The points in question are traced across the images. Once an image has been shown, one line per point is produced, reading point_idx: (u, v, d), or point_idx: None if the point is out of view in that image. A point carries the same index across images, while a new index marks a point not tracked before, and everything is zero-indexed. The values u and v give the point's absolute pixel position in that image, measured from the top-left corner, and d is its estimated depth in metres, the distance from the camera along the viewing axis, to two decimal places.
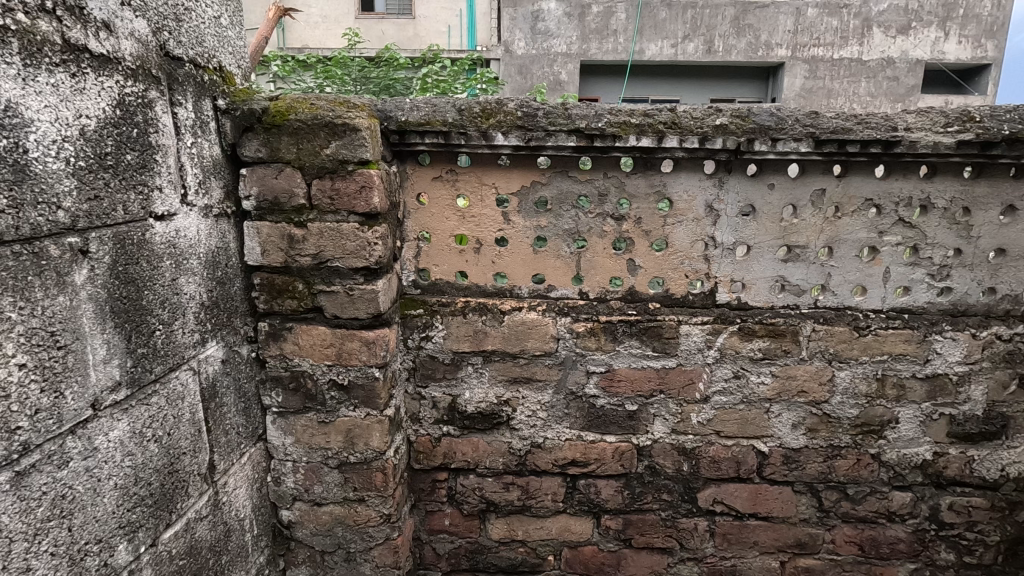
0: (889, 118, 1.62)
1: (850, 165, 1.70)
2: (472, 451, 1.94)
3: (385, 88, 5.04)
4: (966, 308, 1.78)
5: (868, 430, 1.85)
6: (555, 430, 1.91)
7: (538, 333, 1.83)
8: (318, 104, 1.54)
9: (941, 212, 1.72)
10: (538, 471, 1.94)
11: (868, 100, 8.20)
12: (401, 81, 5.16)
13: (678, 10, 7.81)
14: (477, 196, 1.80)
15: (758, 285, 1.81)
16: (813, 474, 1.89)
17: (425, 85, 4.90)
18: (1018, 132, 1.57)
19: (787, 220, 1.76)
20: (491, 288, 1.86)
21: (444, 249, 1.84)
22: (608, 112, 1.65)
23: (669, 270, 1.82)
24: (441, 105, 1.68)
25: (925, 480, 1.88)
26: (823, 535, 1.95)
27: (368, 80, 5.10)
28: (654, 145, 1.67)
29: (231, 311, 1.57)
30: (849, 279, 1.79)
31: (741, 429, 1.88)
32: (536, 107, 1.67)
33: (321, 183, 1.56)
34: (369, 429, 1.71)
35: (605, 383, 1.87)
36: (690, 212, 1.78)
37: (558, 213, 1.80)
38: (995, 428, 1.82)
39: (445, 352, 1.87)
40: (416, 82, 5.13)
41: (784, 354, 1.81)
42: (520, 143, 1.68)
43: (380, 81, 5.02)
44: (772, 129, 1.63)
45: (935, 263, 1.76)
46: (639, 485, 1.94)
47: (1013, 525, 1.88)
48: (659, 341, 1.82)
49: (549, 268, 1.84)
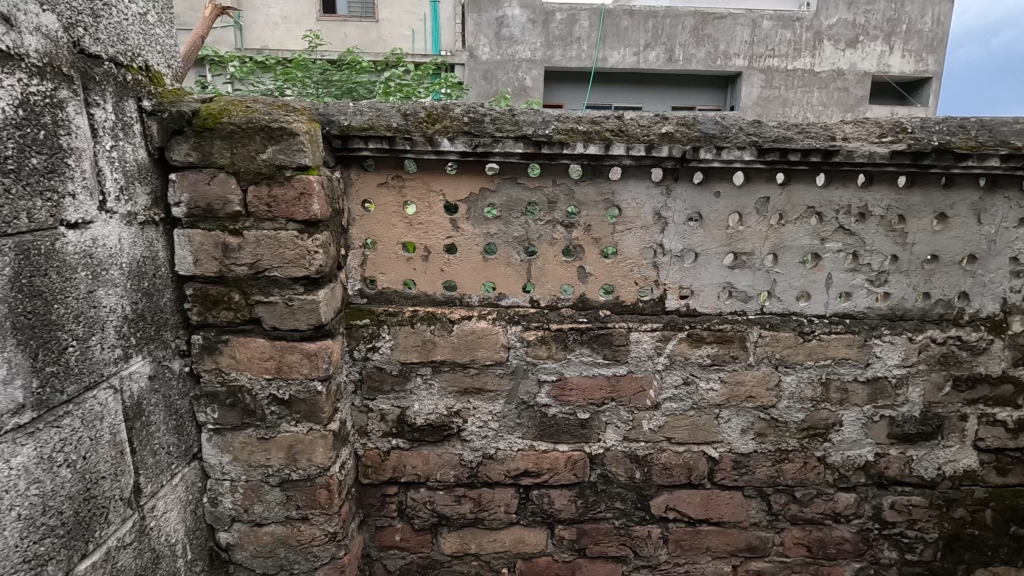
0: (828, 128, 1.66)
1: (793, 173, 1.73)
2: (422, 464, 1.89)
3: (347, 91, 4.93)
4: (903, 313, 1.83)
5: (814, 434, 1.88)
6: (507, 440, 1.88)
7: (487, 343, 1.80)
8: (253, 106, 1.48)
9: (878, 220, 1.77)
10: (491, 482, 1.91)
11: (820, 109, 8.51)
12: (364, 84, 5.07)
13: (640, 19, 7.96)
14: (425, 203, 1.76)
15: (705, 291, 1.82)
16: (762, 479, 1.91)
17: (390, 89, 4.88)
18: (946, 143, 1.63)
19: (732, 227, 1.78)
20: (441, 297, 1.82)
21: (391, 257, 1.80)
22: (556, 119, 1.64)
23: (619, 277, 1.82)
24: (386, 109, 1.64)
25: (869, 481, 1.92)
26: (773, 538, 1.97)
27: (329, 82, 4.95)
28: (602, 153, 1.66)
29: (160, 324, 1.48)
30: (794, 285, 1.82)
31: (691, 436, 1.88)
32: (483, 113, 1.65)
33: (257, 190, 1.49)
34: (312, 445, 1.65)
35: (557, 392, 1.85)
36: (638, 219, 1.78)
37: (507, 220, 1.78)
38: (931, 428, 1.88)
39: (394, 364, 1.82)
40: (378, 85, 5.01)
41: (732, 360, 1.83)
42: (467, 148, 1.65)
43: (342, 83, 4.86)
44: (716, 137, 1.64)
45: (874, 269, 1.81)
46: (591, 495, 1.93)
47: (951, 521, 1.94)
48: (609, 348, 1.82)
49: (500, 276, 1.81)
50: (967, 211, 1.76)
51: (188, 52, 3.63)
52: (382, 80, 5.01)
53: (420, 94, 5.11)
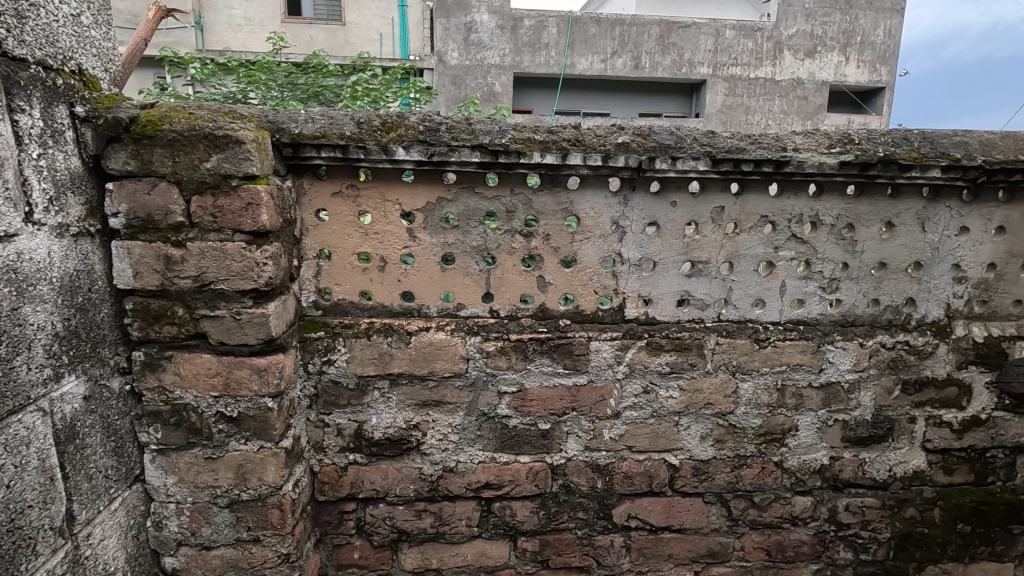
0: (779, 139, 1.69)
1: (746, 183, 1.76)
2: (381, 479, 1.84)
3: (313, 95, 4.82)
4: (854, 319, 1.88)
5: (771, 439, 1.91)
6: (468, 453, 1.85)
7: (446, 354, 1.77)
8: (197, 113, 1.43)
9: (828, 229, 1.81)
10: (452, 496, 1.88)
11: (781, 117, 8.76)
12: (331, 88, 4.95)
13: (607, 27, 8.06)
14: (381, 213, 1.72)
15: (664, 299, 1.83)
16: (721, 485, 1.93)
17: (355, 91, 4.77)
18: (892, 154, 1.68)
19: (689, 236, 1.80)
20: (398, 308, 1.79)
21: (347, 267, 1.75)
22: (512, 128, 1.63)
23: (579, 286, 1.81)
24: (338, 117, 1.60)
25: (824, 484, 1.96)
26: (733, 543, 1.99)
27: (294, 86, 4.79)
28: (559, 163, 1.65)
29: (97, 341, 1.41)
30: (749, 292, 1.85)
31: (652, 444, 1.89)
32: (439, 121, 1.63)
33: (202, 200, 1.43)
34: (263, 463, 1.59)
35: (517, 403, 1.83)
36: (597, 229, 1.78)
37: (465, 230, 1.76)
38: (882, 431, 1.93)
39: (350, 377, 1.77)
40: (345, 88, 4.87)
41: (690, 368, 1.85)
42: (422, 157, 1.62)
43: (307, 87, 4.76)
44: (671, 148, 1.66)
45: (826, 276, 1.85)
46: (554, 505, 1.92)
47: (902, 521, 1.99)
48: (569, 358, 1.81)
49: (458, 286, 1.79)
50: (912, 219, 1.82)
51: (126, 52, 3.43)
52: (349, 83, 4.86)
53: (388, 98, 4.98)
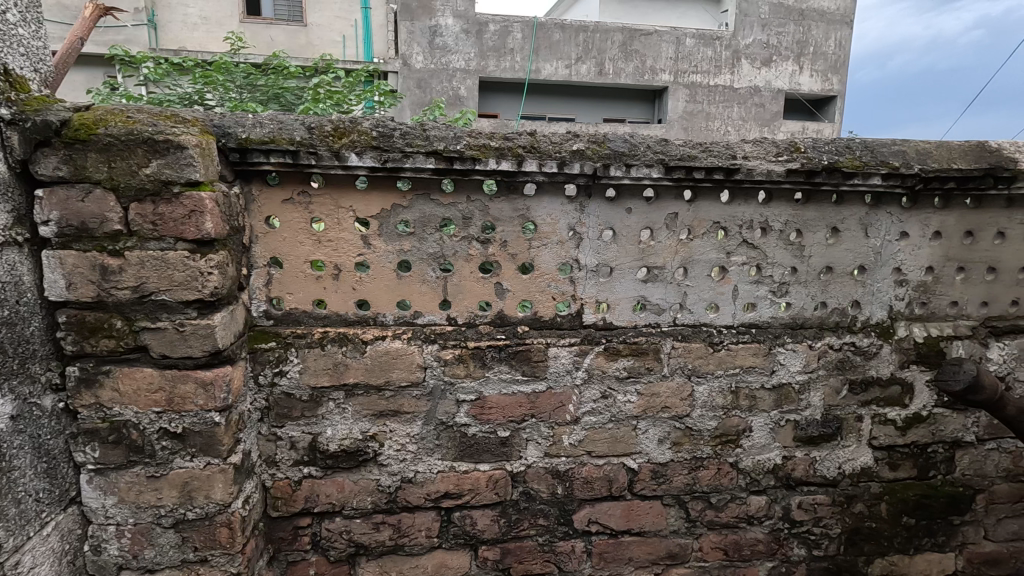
0: (729, 147, 1.73)
1: (699, 191, 1.80)
2: (337, 492, 1.80)
3: (273, 97, 4.70)
4: (803, 322, 1.94)
5: (726, 440, 1.95)
6: (426, 462, 1.83)
7: (403, 363, 1.75)
8: (136, 117, 1.37)
9: (778, 234, 1.86)
10: (410, 507, 1.85)
11: (740, 123, 9.01)
12: (292, 91, 4.78)
13: (571, 33, 8.17)
14: (334, 220, 1.69)
15: (621, 305, 1.85)
16: (679, 487, 1.96)
17: (317, 94, 4.54)
18: (836, 162, 1.74)
19: (644, 242, 1.82)
20: (353, 316, 1.75)
21: (299, 275, 1.71)
22: (467, 135, 1.63)
23: (537, 293, 1.81)
24: (288, 122, 1.56)
25: (778, 483, 2.01)
26: (692, 544, 2.01)
27: (254, 87, 4.65)
28: (514, 169, 1.65)
29: (26, 357, 1.33)
30: (704, 297, 1.88)
31: (611, 448, 1.90)
32: (393, 127, 1.61)
33: (141, 207, 1.37)
34: (210, 480, 1.52)
35: (476, 411, 1.82)
36: (554, 235, 1.78)
37: (421, 237, 1.73)
38: (831, 430, 1.99)
39: (303, 389, 1.73)
40: (307, 91, 4.67)
41: (647, 372, 1.87)
42: (376, 164, 1.59)
43: (268, 89, 4.67)
44: (625, 155, 1.68)
45: (776, 280, 1.90)
46: (514, 513, 1.91)
47: (851, 517, 2.06)
48: (528, 365, 1.81)
49: (415, 293, 1.77)
50: (856, 225, 1.89)
51: (59, 51, 3.22)
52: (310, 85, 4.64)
53: (352, 102, 4.77)
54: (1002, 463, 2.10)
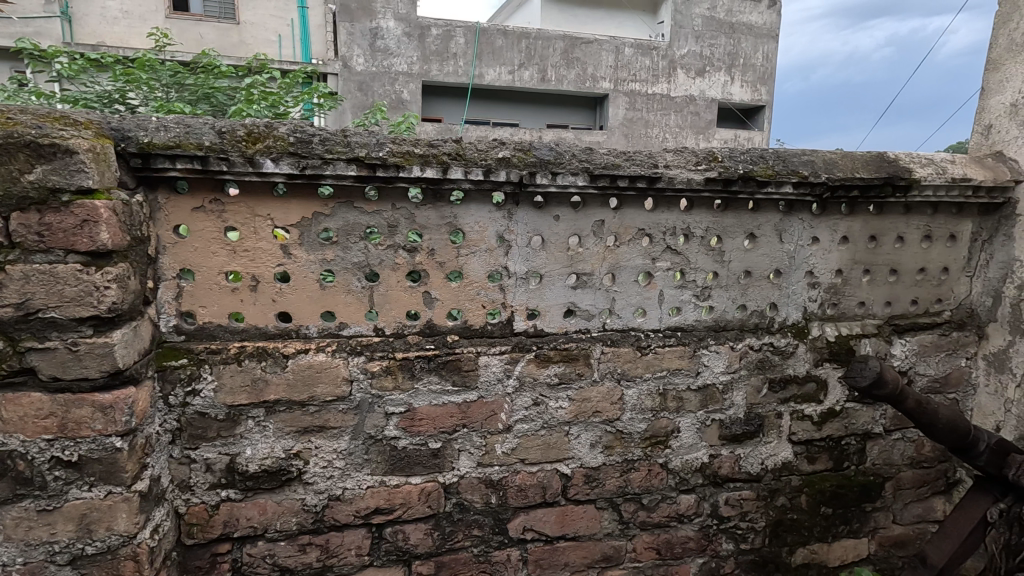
0: (651, 156, 1.78)
1: (624, 199, 1.83)
2: (258, 515, 1.71)
3: (204, 96, 4.28)
4: (725, 324, 2.01)
5: (656, 442, 1.99)
6: (355, 479, 1.77)
7: (327, 377, 1.69)
8: (17, 118, 1.26)
9: (699, 240, 1.93)
10: (339, 525, 1.78)
11: (677, 130, 9.33)
12: (224, 91, 4.36)
13: (514, 39, 8.20)
14: (250, 229, 1.61)
15: (551, 311, 1.86)
16: (612, 490, 1.98)
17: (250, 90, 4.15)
18: (750, 171, 1.81)
19: (573, 249, 1.84)
20: (273, 329, 1.68)
21: (213, 288, 1.62)
22: (390, 142, 1.59)
23: (466, 301, 1.79)
24: (197, 126, 1.48)
25: (705, 481, 2.07)
26: (626, 546, 2.04)
27: (183, 87, 4.28)
28: (439, 177, 1.63)
29: None
30: (631, 302, 1.92)
31: (544, 455, 1.90)
32: (311, 133, 1.55)
33: (24, 217, 1.26)
34: (112, 511, 1.41)
35: (406, 423, 1.78)
36: (482, 243, 1.77)
37: (345, 246, 1.68)
38: (753, 427, 2.07)
39: (218, 408, 1.63)
40: (240, 91, 4.25)
41: (578, 378, 1.88)
42: (293, 170, 1.53)
43: (197, 88, 4.27)
44: (551, 163, 1.69)
45: (699, 285, 1.96)
46: (448, 525, 1.87)
47: (774, 510, 2.15)
48: (458, 374, 1.79)
49: (340, 304, 1.71)
50: (771, 231, 1.98)
51: None
52: (243, 85, 4.22)
53: (287, 103, 4.41)
54: (907, 451, 2.25)
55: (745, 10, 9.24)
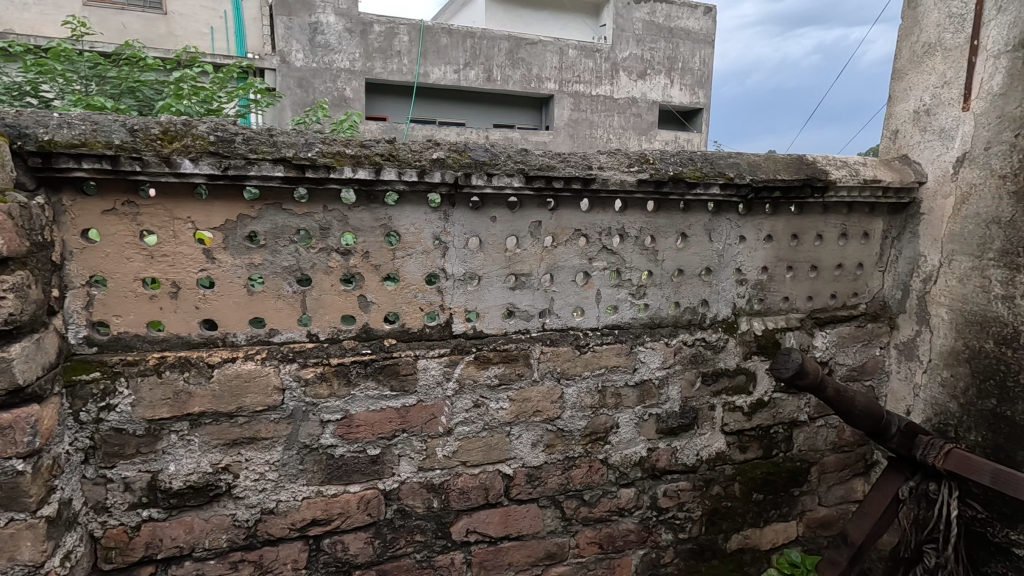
0: (585, 158, 1.81)
1: (560, 199, 1.85)
2: (184, 534, 1.62)
3: (127, 91, 3.98)
4: (660, 321, 2.07)
5: (596, 438, 2.03)
6: (289, 490, 1.71)
7: (257, 386, 1.62)
8: None
9: (634, 240, 1.97)
10: (273, 540, 1.72)
11: (621, 131, 9.53)
12: (151, 85, 4.03)
13: (459, 38, 8.18)
14: (169, 232, 1.52)
15: (489, 312, 1.86)
16: (554, 488, 2.00)
17: (179, 83, 3.92)
18: (680, 173, 1.88)
19: (510, 250, 1.84)
20: (197, 338, 1.60)
21: (128, 295, 1.52)
22: (320, 142, 1.54)
23: (403, 304, 1.77)
24: (105, 124, 1.38)
25: (644, 474, 2.12)
26: (569, 542, 2.06)
27: (104, 79, 3.97)
28: (372, 178, 1.59)
29: None
30: (569, 302, 1.95)
31: (486, 456, 1.90)
32: (234, 132, 1.49)
33: None
34: (14, 540, 1.30)
35: (342, 430, 1.73)
36: (418, 245, 1.75)
37: (273, 249, 1.61)
38: (688, 420, 2.15)
39: (137, 423, 1.54)
40: (169, 85, 3.99)
41: (518, 378, 1.89)
42: (214, 171, 1.46)
43: (119, 81, 3.96)
44: (486, 164, 1.69)
45: (635, 283, 2.01)
46: (389, 532, 1.84)
47: (710, 498, 2.23)
48: (396, 379, 1.76)
49: (270, 310, 1.64)
50: (701, 230, 2.05)
51: None
52: (171, 79, 3.95)
53: (222, 98, 4.19)
54: (829, 437, 2.39)
55: (683, 15, 9.55)
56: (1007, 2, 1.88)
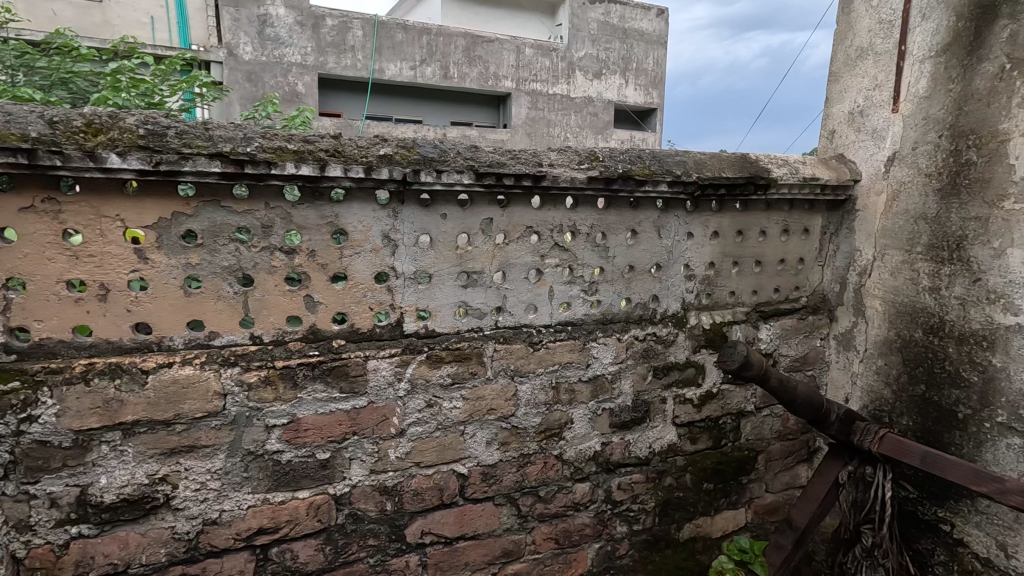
0: (535, 155, 1.81)
1: (511, 196, 1.85)
2: (119, 550, 1.54)
3: (59, 81, 3.70)
4: (612, 317, 2.10)
5: (550, 434, 2.04)
6: (234, 499, 1.64)
7: (196, 392, 1.55)
8: None
9: (585, 237, 1.99)
10: (217, 551, 1.65)
11: (578, 130, 9.60)
12: (86, 76, 3.77)
13: (414, 34, 8.09)
14: (95, 232, 1.43)
15: (441, 312, 1.83)
16: (509, 485, 2.00)
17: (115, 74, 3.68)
18: (629, 170, 1.90)
19: (462, 248, 1.83)
20: (129, 343, 1.51)
21: (51, 299, 1.42)
22: (260, 137, 1.49)
23: (352, 304, 1.72)
24: (21, 115, 1.29)
25: (599, 468, 2.15)
26: (525, 539, 2.07)
27: (32, 69, 3.70)
28: (317, 174, 1.54)
29: None
30: (522, 299, 1.95)
31: (440, 456, 1.88)
32: (165, 125, 1.41)
33: None
34: None
35: (289, 435, 1.68)
36: (367, 244, 1.71)
37: (212, 249, 1.54)
38: (641, 413, 2.18)
39: (62, 434, 1.44)
40: (105, 76, 3.74)
41: (471, 377, 1.88)
42: (145, 166, 1.38)
43: (50, 71, 3.70)
44: (435, 161, 1.66)
45: (587, 280, 2.03)
46: (341, 538, 1.80)
47: (662, 490, 2.28)
48: (345, 380, 1.71)
49: (209, 312, 1.57)
50: (651, 227, 2.09)
51: None
52: (108, 70, 3.72)
53: (165, 92, 3.98)
54: (775, 426, 2.48)
55: (637, 17, 9.73)
56: (930, 10, 1.98)
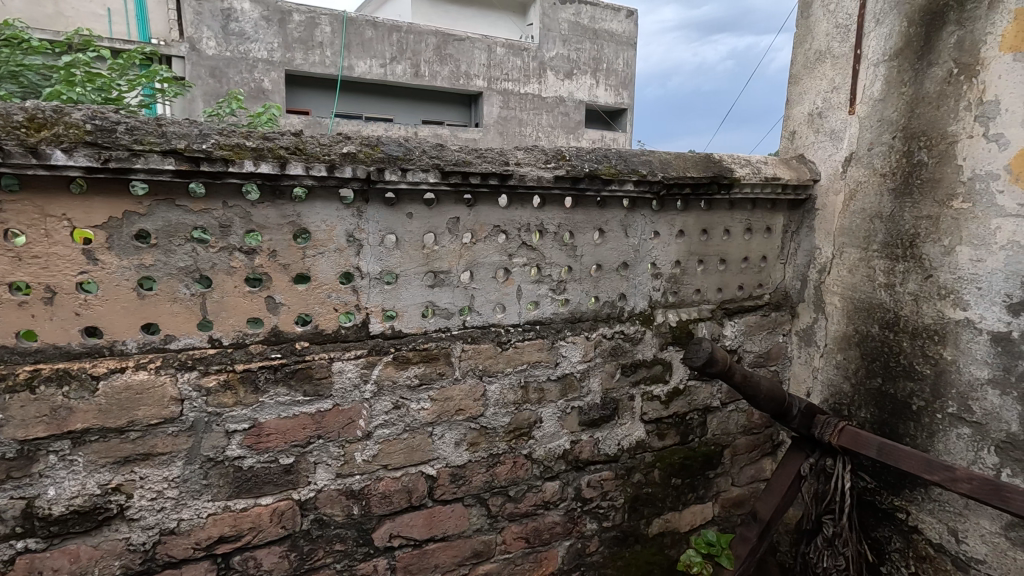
0: (502, 154, 1.80)
1: (478, 195, 1.84)
2: (69, 564, 1.48)
3: (9, 73, 3.47)
4: (580, 315, 2.11)
5: (519, 433, 2.04)
6: (192, 508, 1.59)
7: (151, 397, 1.50)
8: None
9: (553, 236, 1.99)
10: (176, 561, 1.60)
11: (549, 130, 9.64)
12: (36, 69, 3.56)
13: (384, 32, 8.00)
14: (40, 232, 1.36)
15: (408, 312, 1.81)
16: (479, 486, 1.99)
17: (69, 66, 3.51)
18: (595, 170, 1.91)
19: (428, 247, 1.81)
20: (79, 348, 1.44)
21: None
22: (216, 134, 1.45)
23: (316, 305, 1.69)
24: None
25: (568, 466, 2.15)
26: (495, 539, 2.06)
27: None
28: (277, 173, 1.51)
29: None
30: (490, 299, 1.94)
31: (407, 458, 1.86)
32: (115, 120, 1.36)
33: None
34: None
35: (251, 440, 1.63)
36: (330, 244, 1.67)
37: (166, 249, 1.49)
38: (609, 411, 2.20)
39: (5, 445, 1.37)
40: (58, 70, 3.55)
41: (439, 377, 1.86)
42: (93, 163, 1.32)
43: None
44: (400, 159, 1.64)
45: (555, 279, 2.03)
46: (306, 544, 1.76)
47: (631, 486, 2.30)
48: (309, 383, 1.68)
49: (165, 315, 1.52)
50: (618, 226, 2.10)
51: None
52: (62, 62, 3.53)
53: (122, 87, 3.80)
54: (739, 420, 2.53)
55: (607, 18, 9.83)
56: (884, 16, 2.05)
